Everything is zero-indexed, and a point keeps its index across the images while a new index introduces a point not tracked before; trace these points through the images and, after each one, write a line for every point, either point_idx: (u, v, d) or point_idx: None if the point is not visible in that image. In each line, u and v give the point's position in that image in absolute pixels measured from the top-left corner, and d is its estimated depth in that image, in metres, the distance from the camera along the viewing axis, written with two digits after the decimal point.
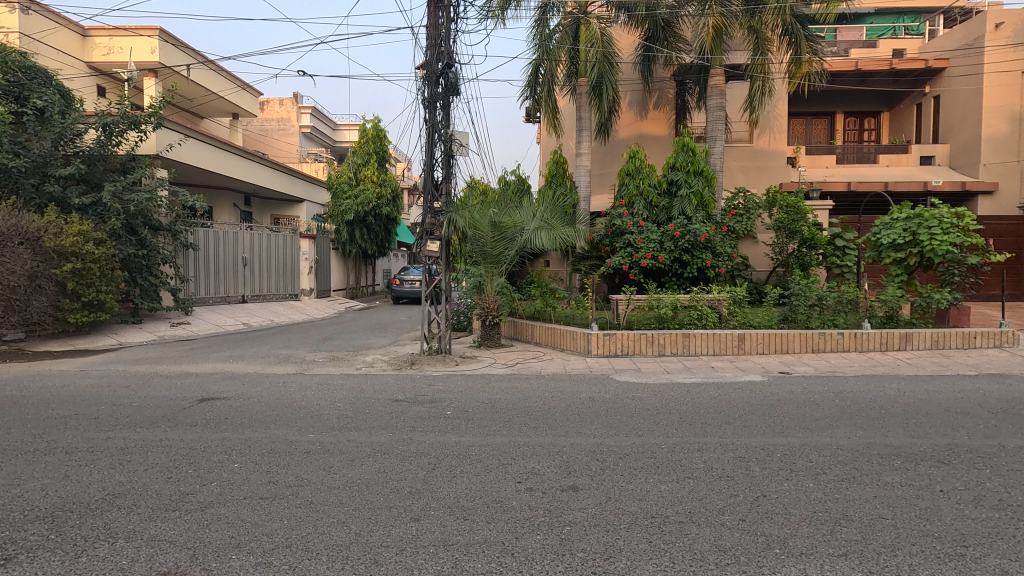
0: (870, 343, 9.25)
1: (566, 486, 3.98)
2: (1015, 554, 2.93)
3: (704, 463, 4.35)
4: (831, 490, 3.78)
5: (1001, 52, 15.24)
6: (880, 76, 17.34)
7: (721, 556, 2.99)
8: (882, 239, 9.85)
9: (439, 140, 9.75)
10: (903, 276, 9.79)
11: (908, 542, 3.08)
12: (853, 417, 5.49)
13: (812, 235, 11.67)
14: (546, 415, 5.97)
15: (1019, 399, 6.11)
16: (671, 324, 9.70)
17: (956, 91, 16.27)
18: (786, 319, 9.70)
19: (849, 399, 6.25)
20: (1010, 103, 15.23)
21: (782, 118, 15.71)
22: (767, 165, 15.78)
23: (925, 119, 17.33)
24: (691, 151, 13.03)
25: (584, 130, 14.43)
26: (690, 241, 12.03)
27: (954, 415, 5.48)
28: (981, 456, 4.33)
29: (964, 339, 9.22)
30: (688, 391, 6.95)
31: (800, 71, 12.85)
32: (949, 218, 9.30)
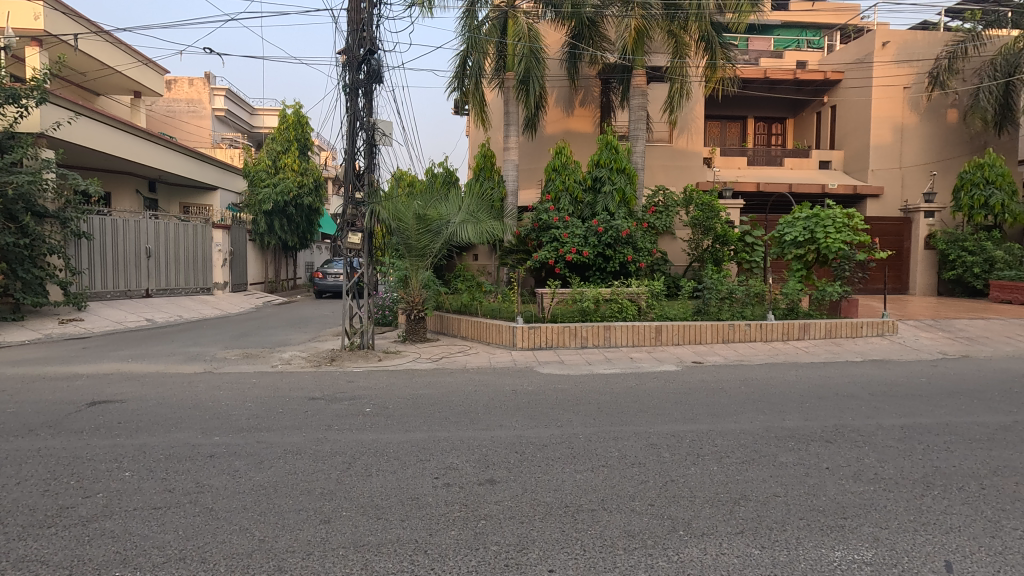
0: (773, 333, 9.94)
1: (483, 479, 3.98)
2: (886, 522, 3.23)
3: (618, 451, 4.49)
4: (732, 471, 4.02)
5: (887, 68, 16.79)
6: (786, 85, 18.59)
7: (629, 541, 3.08)
8: (785, 236, 10.59)
9: (361, 129, 9.42)
10: (803, 271, 10.57)
11: (797, 516, 3.33)
12: (756, 403, 5.87)
13: (725, 232, 12.37)
14: (469, 409, 5.96)
15: (896, 382, 6.79)
16: (593, 317, 9.98)
17: (849, 102, 17.75)
18: (699, 311, 10.25)
19: (752, 386, 6.70)
20: (893, 115, 16.86)
21: (699, 120, 16.49)
22: (685, 165, 16.55)
23: (823, 127, 18.85)
24: (614, 149, 13.35)
25: (512, 125, 14.45)
26: (612, 236, 12.38)
27: (842, 399, 5.99)
28: (863, 435, 4.75)
29: (853, 328, 10.10)
30: (609, 382, 7.18)
31: (715, 76, 13.50)
32: (841, 218, 10.14)
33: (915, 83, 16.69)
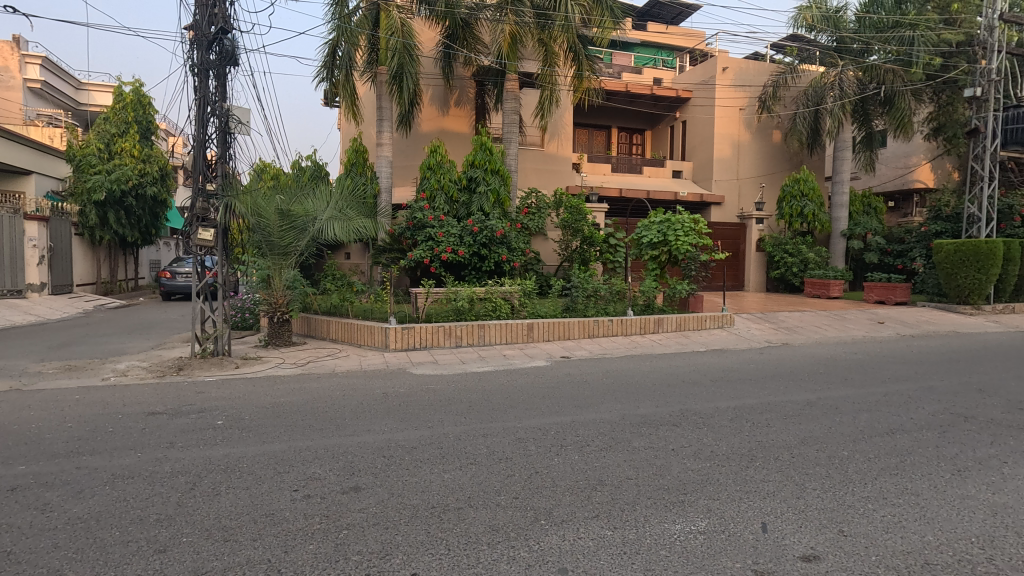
0: (632, 327, 10.76)
1: (347, 487, 3.82)
2: (717, 494, 3.64)
3: (486, 447, 4.56)
4: (591, 459, 4.28)
5: (727, 91, 18.98)
6: (644, 99, 20.22)
7: (493, 536, 3.15)
8: (643, 238, 11.50)
9: (213, 115, 8.56)
10: (658, 270, 11.56)
11: (645, 496, 3.63)
12: (614, 393, 6.31)
13: (591, 234, 13.16)
14: (335, 414, 5.70)
15: (731, 368, 7.71)
16: (468, 316, 10.06)
17: (697, 119, 19.79)
18: (568, 308, 10.84)
19: (613, 377, 7.21)
20: (731, 133, 19.10)
21: (568, 127, 17.41)
22: (555, 169, 17.35)
23: (676, 139, 20.81)
24: (488, 151, 13.58)
25: (386, 121, 14.06)
26: (487, 236, 12.55)
27: (687, 385, 6.66)
28: (702, 417, 5.32)
29: (699, 322, 11.28)
30: (481, 379, 7.30)
31: (582, 86, 14.22)
32: (688, 223, 11.27)
33: (748, 105, 19.09)
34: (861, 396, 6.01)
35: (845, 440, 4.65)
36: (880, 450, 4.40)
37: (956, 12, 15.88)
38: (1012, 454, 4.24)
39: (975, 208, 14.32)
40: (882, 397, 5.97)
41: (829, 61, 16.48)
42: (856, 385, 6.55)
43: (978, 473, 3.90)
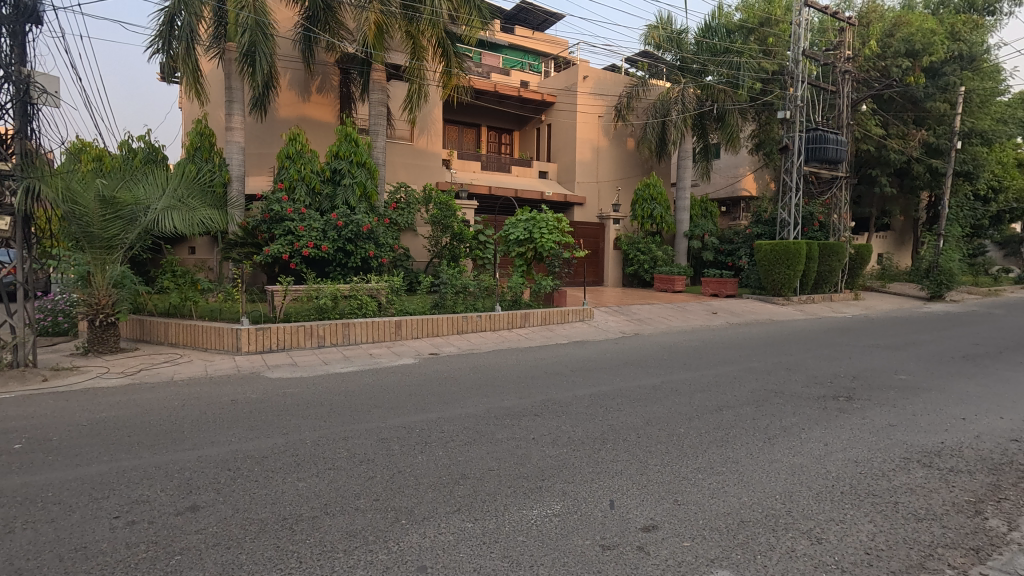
0: (500, 322, 10.99)
1: (183, 507, 3.43)
2: (572, 477, 3.86)
3: (346, 451, 4.38)
4: (456, 454, 4.30)
5: (587, 98, 20.13)
6: (512, 100, 20.78)
7: (350, 542, 3.02)
8: (510, 236, 11.80)
9: (8, 82, 7.09)
10: (524, 266, 11.96)
11: (505, 485, 3.73)
12: (480, 387, 6.42)
13: (461, 230, 13.09)
14: (171, 427, 5.08)
15: (589, 358, 8.24)
16: (331, 315, 9.56)
17: (561, 123, 20.77)
18: (436, 305, 10.81)
19: (480, 372, 7.33)
20: (591, 138, 20.35)
21: (437, 123, 17.30)
22: (424, 164, 17.13)
23: (542, 141, 21.72)
24: (354, 142, 13.04)
25: (236, 102, 12.82)
26: (353, 231, 11.80)
27: (548, 376, 6.99)
28: (562, 405, 5.61)
29: (562, 316, 11.87)
30: (344, 380, 6.99)
31: (451, 83, 14.16)
32: (552, 221, 11.74)
33: (606, 113, 20.48)
34: (696, 378, 6.75)
35: (682, 418, 5.19)
36: (709, 425, 4.98)
37: (771, 44, 18.40)
38: (807, 421, 5.06)
39: (786, 214, 16.80)
40: (713, 378, 6.78)
41: (674, 78, 18.20)
42: (693, 369, 7.34)
43: (783, 439, 4.59)
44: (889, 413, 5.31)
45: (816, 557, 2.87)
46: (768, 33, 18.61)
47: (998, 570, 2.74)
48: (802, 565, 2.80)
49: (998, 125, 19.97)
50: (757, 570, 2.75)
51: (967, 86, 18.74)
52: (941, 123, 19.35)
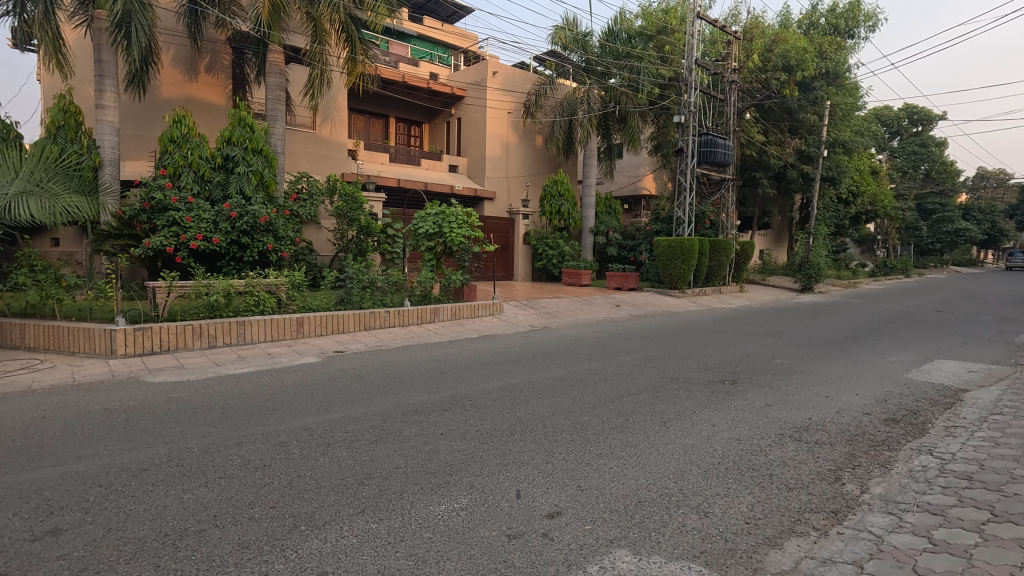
0: (409, 317, 10.79)
1: (42, 532, 3.03)
2: (479, 470, 3.88)
3: (240, 457, 4.09)
4: (360, 454, 4.17)
5: (496, 93, 20.24)
6: (421, 92, 20.44)
7: (243, 553, 2.83)
8: (420, 229, 11.69)
9: None
10: (433, 261, 11.81)
11: (411, 483, 3.68)
12: (388, 384, 6.27)
13: (369, 224, 12.31)
14: (28, 443, 4.47)
15: (499, 352, 8.33)
16: (224, 313, 8.90)
17: (471, 117, 20.74)
18: (342, 301, 10.38)
19: (387, 369, 7.16)
20: (501, 134, 20.50)
21: (342, 111, 16.60)
22: (328, 154, 16.37)
23: (451, 135, 21.57)
24: (249, 127, 12.16)
25: (108, 77, 11.48)
26: (249, 223, 11.02)
27: (458, 371, 6.97)
28: (470, 400, 5.62)
29: (472, 310, 11.88)
30: (239, 382, 6.52)
31: (356, 70, 13.60)
32: (462, 216, 11.70)
33: (514, 110, 20.73)
34: (599, 369, 7.04)
35: (587, 407, 5.39)
36: (611, 412, 5.22)
37: (668, 52, 19.50)
38: (698, 404, 5.45)
39: (681, 212, 17.92)
40: (615, 367, 7.10)
41: (579, 78, 18.78)
42: (597, 359, 7.65)
43: (676, 422, 4.90)
44: (767, 393, 5.86)
45: (704, 530, 3.09)
46: (665, 40, 19.65)
47: (852, 527, 3.10)
48: (691, 539, 3.00)
49: (857, 137, 22.59)
50: (652, 546, 2.92)
51: (832, 100, 20.98)
52: (811, 133, 21.55)
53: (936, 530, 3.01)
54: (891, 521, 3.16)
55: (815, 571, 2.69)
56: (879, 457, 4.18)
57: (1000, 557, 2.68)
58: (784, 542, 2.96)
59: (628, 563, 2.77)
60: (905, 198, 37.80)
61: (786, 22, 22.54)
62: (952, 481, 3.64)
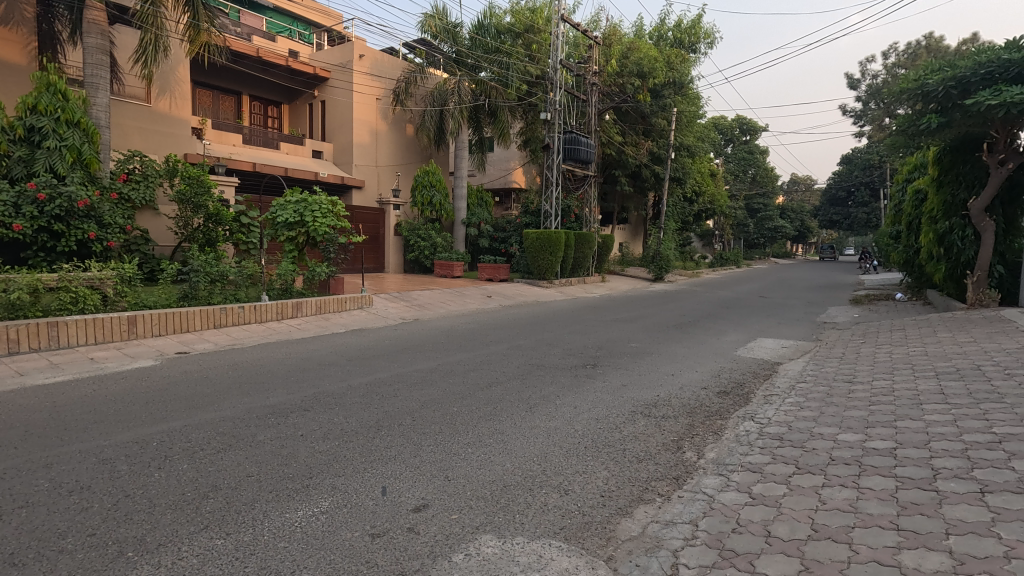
0: (267, 313, 9.92)
1: None
2: (342, 470, 3.70)
3: (49, 481, 3.48)
4: (205, 464, 3.77)
5: (363, 78, 19.34)
6: (278, 69, 18.91)
7: None
8: (278, 218, 10.82)
9: None
10: (295, 252, 11.04)
11: (266, 491, 3.40)
12: (241, 386, 5.74)
13: (218, 211, 11.29)
14: None
15: (367, 346, 8.05)
16: (30, 312, 7.54)
17: (336, 101, 19.63)
18: (185, 297, 9.30)
19: (241, 369, 6.57)
20: (369, 120, 19.70)
21: (184, 84, 14.78)
22: (166, 131, 14.50)
23: (314, 118, 20.28)
24: (60, 95, 10.37)
25: None
26: (63, 206, 9.48)
27: (323, 368, 6.60)
28: (335, 397, 5.35)
29: (338, 304, 11.30)
30: (51, 393, 5.55)
31: (199, 39, 12.05)
32: (326, 204, 11.05)
33: (383, 96, 20.00)
34: (469, 359, 7.10)
35: (456, 397, 5.41)
36: (480, 401, 5.28)
37: (535, 50, 20.11)
38: (562, 388, 5.74)
39: (548, 206, 18.64)
40: (485, 357, 7.22)
41: (450, 69, 18.66)
42: (468, 350, 7.71)
43: (541, 407, 5.11)
44: (622, 375, 6.34)
45: (564, 507, 3.26)
46: (532, 39, 20.17)
47: (690, 490, 3.46)
48: (553, 516, 3.14)
49: (698, 142, 25.21)
50: (516, 528, 3.01)
51: (679, 108, 23.13)
52: (661, 137, 23.67)
53: (755, 486, 3.45)
54: (721, 481, 3.58)
55: (658, 533, 2.96)
56: (713, 425, 4.72)
57: (801, 503, 3.15)
58: (634, 510, 3.23)
59: (492, 547, 2.83)
60: (736, 198, 43.04)
61: (640, 33, 24.37)
62: (768, 442, 4.22)
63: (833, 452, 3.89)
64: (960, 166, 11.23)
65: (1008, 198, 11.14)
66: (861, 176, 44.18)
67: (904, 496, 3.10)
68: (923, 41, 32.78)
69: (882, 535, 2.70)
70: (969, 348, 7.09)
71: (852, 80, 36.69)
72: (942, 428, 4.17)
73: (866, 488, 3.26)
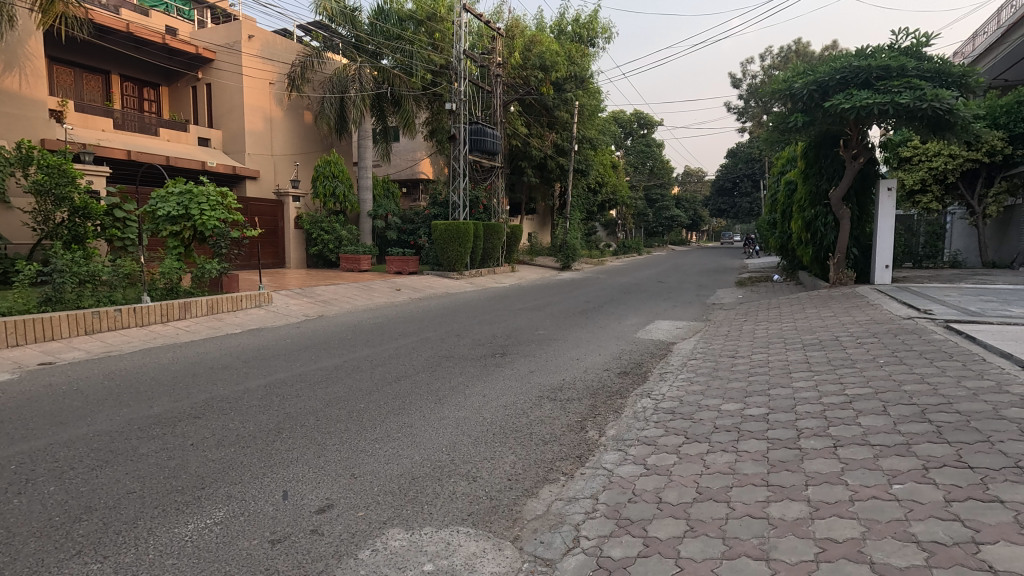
0: (150, 316, 9.09)
1: None
2: (238, 478, 3.50)
3: None
4: (76, 485, 3.41)
5: (253, 60, 18.07)
6: (153, 47, 17.16)
7: None
8: (158, 211, 9.85)
9: None
10: (181, 248, 10.18)
11: (150, 506, 3.15)
12: (119, 397, 5.23)
13: (85, 203, 9.87)
14: None
15: (265, 347, 7.62)
16: None
17: (224, 84, 18.21)
18: (48, 301, 8.27)
19: (118, 378, 5.97)
20: (262, 106, 18.45)
21: (35, 60, 13.02)
22: (15, 113, 12.73)
23: (199, 102, 18.67)
24: None
25: None
26: None
27: (216, 371, 6.18)
28: (229, 402, 5.03)
29: (233, 303, 10.57)
30: None
31: (54, 10, 10.59)
32: (214, 196, 10.26)
33: (277, 81, 18.81)
34: (376, 354, 6.96)
35: (363, 393, 5.30)
36: (387, 396, 5.20)
37: (438, 39, 19.75)
38: (470, 378, 5.80)
39: (456, 197, 18.56)
40: (393, 351, 7.11)
41: (349, 54, 17.92)
42: (374, 345, 7.55)
43: (450, 398, 5.13)
44: (530, 361, 6.52)
45: (471, 493, 3.32)
46: (435, 28, 19.71)
47: (591, 466, 3.66)
48: (461, 504, 3.19)
49: (599, 135, 26.22)
50: (423, 518, 3.02)
51: (581, 101, 23.87)
52: (564, 130, 24.33)
53: (649, 457, 3.71)
54: (618, 455, 3.81)
55: (562, 510, 3.09)
56: (614, 404, 4.99)
57: (689, 469, 3.43)
58: (539, 490, 3.36)
59: (400, 540, 2.82)
60: (636, 189, 45.30)
61: (541, 26, 24.81)
62: (662, 416, 4.54)
63: (718, 421, 4.26)
64: (822, 160, 12.57)
65: (860, 188, 12.66)
66: (744, 169, 48.18)
67: (773, 455, 3.48)
68: (792, 47, 36.19)
69: (754, 491, 3.02)
70: (830, 321, 8.02)
71: (734, 79, 39.78)
72: (807, 393, 4.72)
73: (743, 451, 3.61)
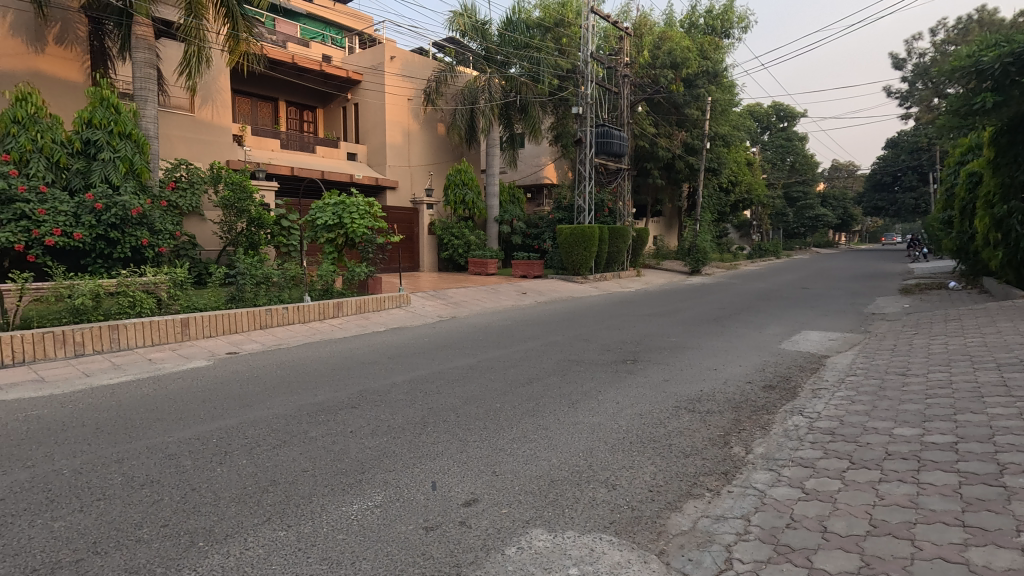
0: (310, 314, 10.22)
1: None
2: (392, 465, 3.81)
3: (122, 475, 3.67)
4: (262, 460, 3.93)
5: (394, 79, 19.58)
6: (312, 74, 19.33)
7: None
8: (317, 220, 11.08)
9: None
10: (335, 253, 11.32)
11: (321, 485, 3.52)
12: (290, 385, 5.94)
13: (260, 215, 11.54)
14: None
15: (406, 344, 8.21)
16: (92, 316, 7.84)
17: (369, 103, 19.96)
18: (233, 299, 9.65)
19: (288, 368, 6.79)
20: (401, 121, 19.95)
21: (224, 94, 15.33)
22: (208, 139, 15.02)
23: (348, 121, 20.67)
24: (113, 108, 10.71)
25: None
26: (118, 216, 9.65)
27: (365, 366, 6.76)
28: (380, 395, 5.48)
29: (378, 303, 11.54)
30: (114, 393, 5.73)
31: (239, 49, 12.35)
32: (363, 206, 11.20)
33: (415, 96, 20.19)
34: (507, 355, 7.16)
35: (497, 393, 5.47)
36: (521, 398, 5.33)
37: (566, 44, 20.11)
38: (602, 384, 5.74)
39: (582, 201, 18.52)
40: (522, 353, 7.27)
41: (480, 66, 18.53)
42: (504, 346, 7.77)
43: (583, 403, 5.11)
44: (663, 369, 6.29)
45: (612, 501, 3.27)
46: (562, 33, 20.13)
47: (740, 485, 3.43)
48: (603, 510, 3.17)
49: (733, 131, 24.63)
50: (566, 522, 3.04)
51: (713, 96, 22.72)
52: (695, 127, 23.12)
53: (808, 481, 3.39)
54: (771, 476, 3.53)
55: (709, 528, 2.94)
56: (760, 420, 4.64)
57: (858, 498, 3.08)
58: (683, 505, 3.22)
59: (544, 541, 2.87)
60: (774, 187, 41.91)
61: (670, 21, 24.00)
62: (819, 436, 4.13)
63: (889, 447, 3.78)
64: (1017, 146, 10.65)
65: None
66: (907, 160, 42.41)
67: (969, 492, 3.00)
68: (974, 15, 31.16)
69: (946, 531, 2.63)
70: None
71: (896, 60, 35.28)
72: (1007, 421, 4.01)
73: (926, 484, 3.16)
